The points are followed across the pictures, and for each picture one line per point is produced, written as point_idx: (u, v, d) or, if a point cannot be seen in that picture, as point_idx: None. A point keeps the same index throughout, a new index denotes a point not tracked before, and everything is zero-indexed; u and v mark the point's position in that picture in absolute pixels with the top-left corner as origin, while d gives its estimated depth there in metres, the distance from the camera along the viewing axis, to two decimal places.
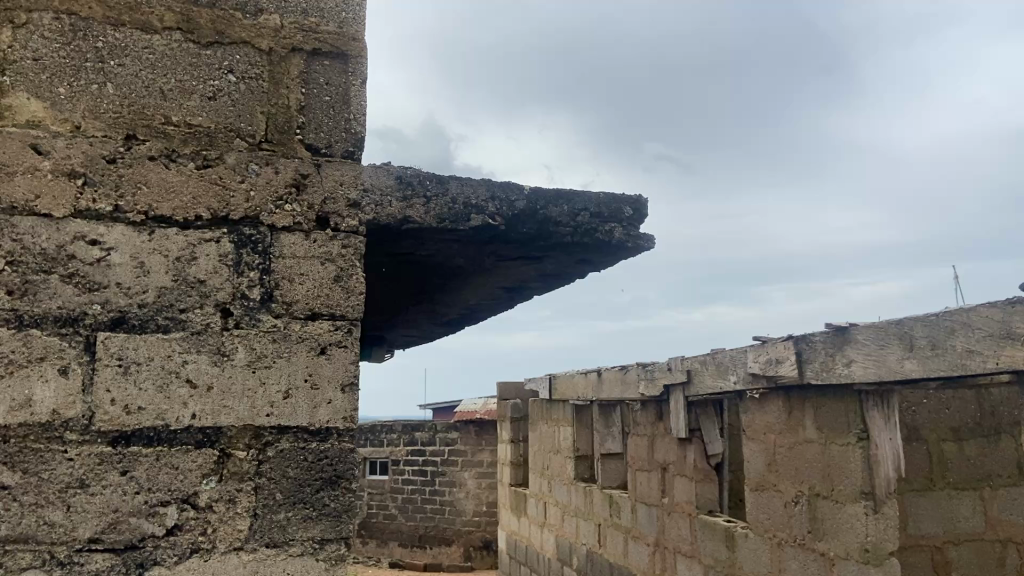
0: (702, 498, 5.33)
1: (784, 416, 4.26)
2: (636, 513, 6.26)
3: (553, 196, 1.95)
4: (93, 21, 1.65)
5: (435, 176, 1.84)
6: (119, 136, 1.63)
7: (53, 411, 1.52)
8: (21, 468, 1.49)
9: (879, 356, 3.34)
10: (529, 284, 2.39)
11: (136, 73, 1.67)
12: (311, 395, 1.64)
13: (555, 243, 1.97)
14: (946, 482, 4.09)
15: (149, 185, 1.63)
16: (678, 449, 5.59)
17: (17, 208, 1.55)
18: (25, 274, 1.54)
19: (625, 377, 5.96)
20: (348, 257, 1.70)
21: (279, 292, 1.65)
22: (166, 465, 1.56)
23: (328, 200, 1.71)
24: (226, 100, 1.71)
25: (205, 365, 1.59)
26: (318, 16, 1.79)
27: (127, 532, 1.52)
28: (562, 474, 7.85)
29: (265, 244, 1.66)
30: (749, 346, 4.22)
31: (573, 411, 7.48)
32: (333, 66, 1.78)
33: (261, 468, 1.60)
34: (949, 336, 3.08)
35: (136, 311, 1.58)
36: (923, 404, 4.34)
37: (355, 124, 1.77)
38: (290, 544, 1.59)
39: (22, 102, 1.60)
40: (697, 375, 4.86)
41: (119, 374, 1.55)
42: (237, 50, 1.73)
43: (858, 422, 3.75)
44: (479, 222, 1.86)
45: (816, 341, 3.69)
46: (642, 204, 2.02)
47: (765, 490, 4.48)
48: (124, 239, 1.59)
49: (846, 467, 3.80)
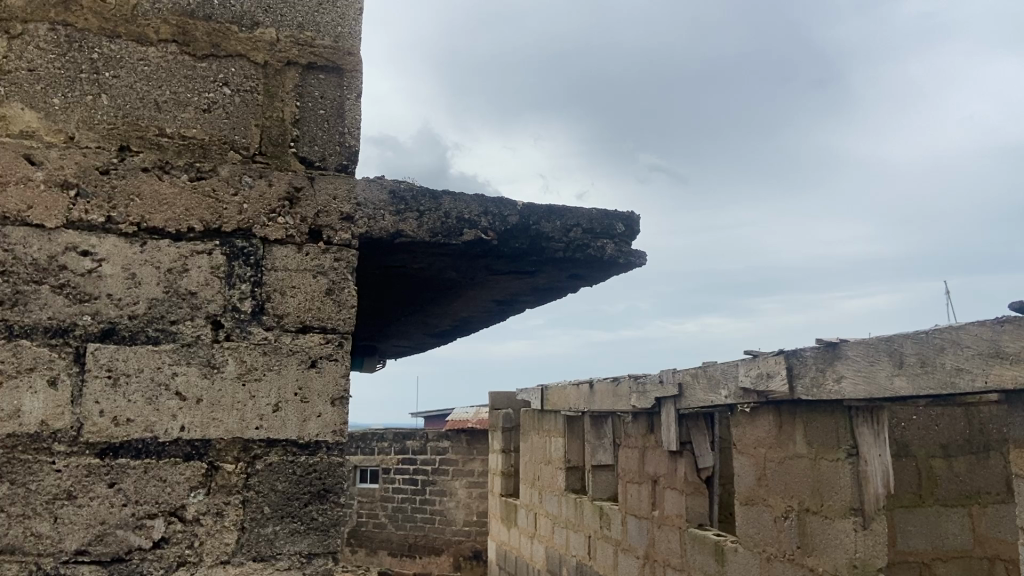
0: (693, 512, 5.33)
1: (774, 431, 4.28)
2: (626, 526, 6.25)
3: (546, 212, 1.96)
4: (89, 33, 1.66)
5: (428, 191, 1.85)
6: (113, 147, 1.64)
7: (41, 422, 1.51)
8: (8, 479, 1.48)
9: (869, 373, 3.39)
10: (522, 297, 2.40)
11: (131, 85, 1.67)
12: (301, 408, 1.64)
13: (547, 258, 1.98)
14: (935, 499, 4.11)
15: (142, 196, 1.63)
16: (669, 462, 5.58)
17: (10, 218, 1.55)
18: (16, 283, 1.53)
19: (617, 389, 5.95)
20: (340, 270, 1.70)
21: (271, 305, 1.65)
22: (154, 477, 1.55)
23: (321, 213, 1.72)
24: (221, 112, 1.71)
25: (195, 377, 1.59)
26: (314, 30, 1.80)
27: (115, 544, 1.52)
28: (553, 485, 7.84)
29: (258, 256, 1.66)
30: (741, 360, 4.23)
31: (565, 422, 7.47)
32: (328, 79, 1.79)
33: (249, 482, 1.59)
34: (938, 353, 3.08)
35: (126, 323, 1.58)
36: (912, 421, 4.35)
37: (349, 137, 1.78)
38: (277, 558, 1.59)
39: (16, 112, 1.60)
40: (689, 388, 4.86)
41: (108, 386, 1.55)
42: (232, 63, 1.73)
43: (847, 438, 3.77)
44: (472, 237, 1.87)
45: (807, 356, 3.72)
46: (634, 220, 2.03)
47: (755, 504, 4.49)
48: (116, 250, 1.59)
49: (836, 483, 3.81)
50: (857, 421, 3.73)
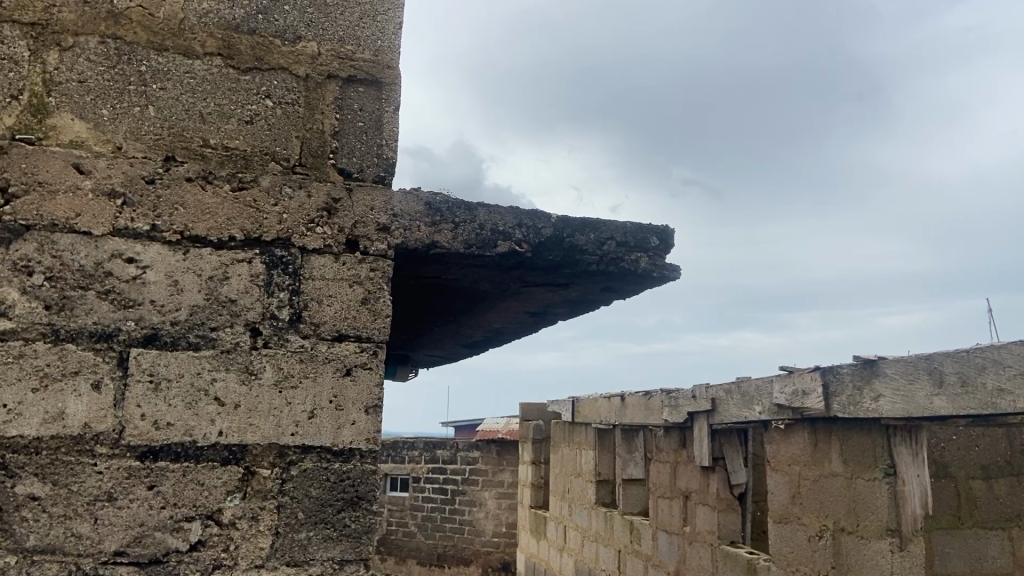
0: (724, 529, 5.26)
1: (809, 448, 4.19)
2: (657, 541, 6.18)
3: (580, 225, 1.97)
4: (137, 46, 1.71)
5: (463, 203, 1.87)
6: (158, 157, 1.68)
7: (85, 425, 1.55)
8: (51, 480, 1.52)
9: (908, 392, 3.38)
10: (554, 309, 2.41)
11: (178, 97, 1.72)
12: (335, 415, 1.66)
13: (580, 271, 1.98)
14: (974, 521, 4.01)
15: (185, 205, 1.67)
16: (701, 478, 5.54)
17: (58, 225, 1.60)
18: (64, 289, 1.58)
19: (648, 403, 5.91)
20: (375, 280, 1.72)
21: (308, 313, 1.68)
22: (192, 481, 1.58)
23: (359, 224, 1.74)
24: (263, 124, 1.75)
25: (233, 383, 1.62)
26: (354, 44, 1.83)
27: (152, 546, 1.55)
28: (583, 498, 7.79)
29: (296, 266, 1.69)
30: (776, 376, 4.15)
31: (595, 435, 7.40)
32: (367, 92, 1.82)
33: (284, 487, 1.62)
34: (978, 373, 3.15)
35: (168, 329, 1.61)
36: (953, 441, 4.20)
37: (387, 149, 1.81)
38: (310, 564, 1.60)
39: (66, 123, 1.65)
40: (722, 404, 4.81)
41: (150, 390, 1.58)
42: (275, 76, 1.77)
43: (885, 456, 3.74)
44: (506, 248, 1.88)
45: (843, 372, 3.69)
46: (668, 234, 2.03)
47: (789, 522, 4.37)
48: (160, 257, 1.63)
49: (872, 502, 3.78)
50: (894, 440, 3.69)
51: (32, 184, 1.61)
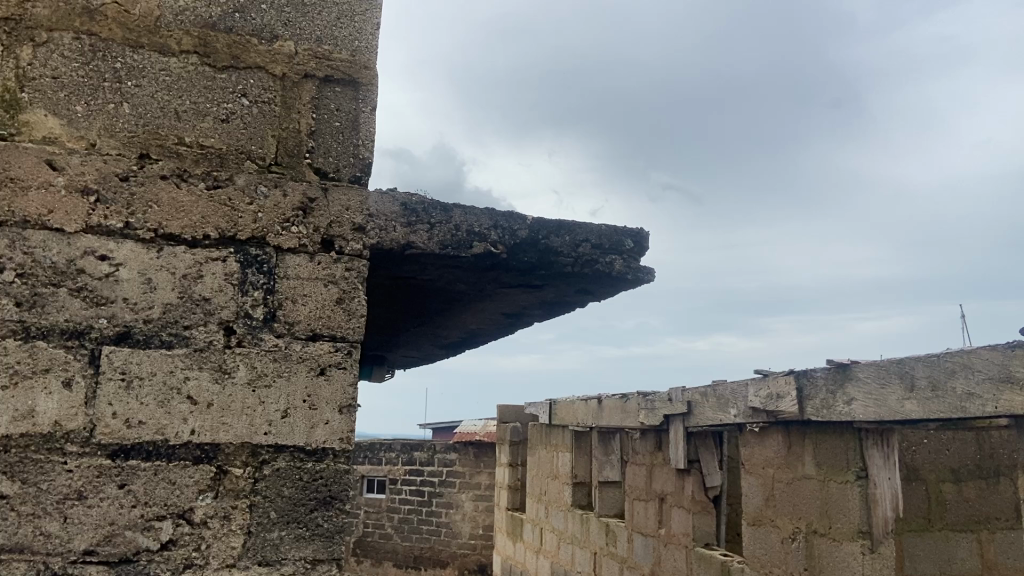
0: (699, 531, 5.30)
1: (783, 450, 4.23)
2: (632, 543, 6.21)
3: (555, 227, 1.98)
4: (113, 43, 1.70)
5: (439, 204, 1.87)
6: (132, 154, 1.67)
7: (55, 423, 1.54)
8: (20, 478, 1.51)
9: (879, 396, 3.46)
10: (530, 311, 2.42)
11: (153, 94, 1.71)
12: (309, 415, 1.66)
13: (555, 272, 2.00)
14: (944, 524, 4.10)
15: (159, 203, 1.66)
16: (677, 480, 5.58)
17: (30, 222, 1.59)
18: (35, 286, 1.57)
19: (625, 406, 5.94)
20: (350, 280, 1.73)
21: (282, 312, 1.68)
22: (164, 480, 1.57)
23: (334, 223, 1.75)
24: (239, 122, 1.75)
25: (206, 382, 1.62)
26: (332, 44, 1.84)
27: (123, 545, 1.54)
28: (560, 500, 7.81)
29: (271, 265, 1.69)
30: (751, 379, 4.19)
31: (572, 437, 7.43)
32: (344, 92, 1.82)
33: (257, 486, 1.61)
34: (948, 377, 3.20)
35: (140, 327, 1.61)
36: (924, 444, 4.25)
37: (363, 149, 1.81)
38: (282, 563, 1.60)
39: (39, 118, 1.64)
40: (698, 407, 4.85)
41: (122, 389, 1.58)
42: (251, 75, 1.77)
43: (856, 460, 3.82)
44: (481, 250, 1.90)
45: (817, 377, 3.74)
46: (642, 237, 2.06)
47: (762, 524, 4.41)
48: (133, 255, 1.63)
49: (843, 505, 3.85)
50: (868, 443, 3.79)
51: (4, 180, 1.59)
